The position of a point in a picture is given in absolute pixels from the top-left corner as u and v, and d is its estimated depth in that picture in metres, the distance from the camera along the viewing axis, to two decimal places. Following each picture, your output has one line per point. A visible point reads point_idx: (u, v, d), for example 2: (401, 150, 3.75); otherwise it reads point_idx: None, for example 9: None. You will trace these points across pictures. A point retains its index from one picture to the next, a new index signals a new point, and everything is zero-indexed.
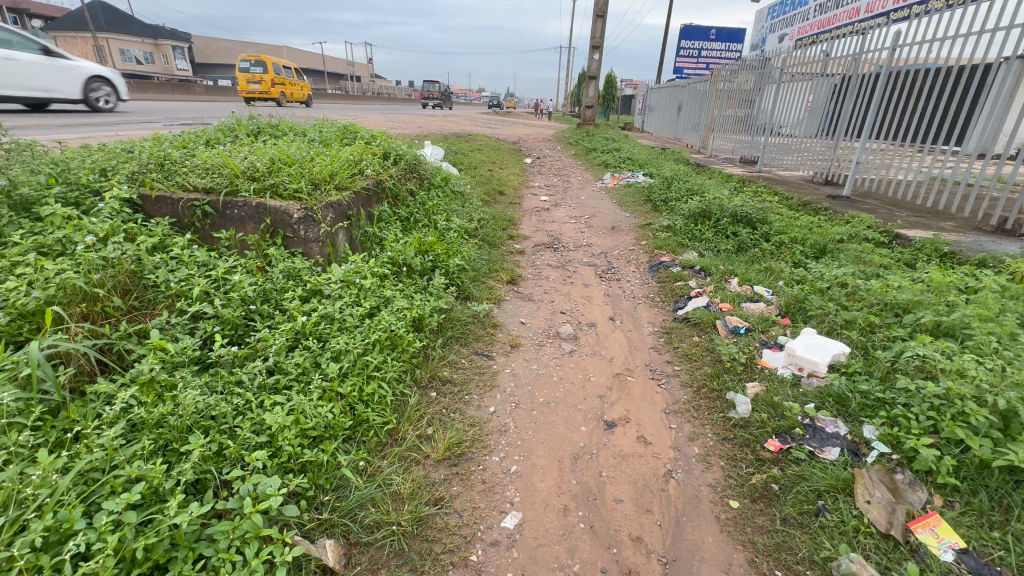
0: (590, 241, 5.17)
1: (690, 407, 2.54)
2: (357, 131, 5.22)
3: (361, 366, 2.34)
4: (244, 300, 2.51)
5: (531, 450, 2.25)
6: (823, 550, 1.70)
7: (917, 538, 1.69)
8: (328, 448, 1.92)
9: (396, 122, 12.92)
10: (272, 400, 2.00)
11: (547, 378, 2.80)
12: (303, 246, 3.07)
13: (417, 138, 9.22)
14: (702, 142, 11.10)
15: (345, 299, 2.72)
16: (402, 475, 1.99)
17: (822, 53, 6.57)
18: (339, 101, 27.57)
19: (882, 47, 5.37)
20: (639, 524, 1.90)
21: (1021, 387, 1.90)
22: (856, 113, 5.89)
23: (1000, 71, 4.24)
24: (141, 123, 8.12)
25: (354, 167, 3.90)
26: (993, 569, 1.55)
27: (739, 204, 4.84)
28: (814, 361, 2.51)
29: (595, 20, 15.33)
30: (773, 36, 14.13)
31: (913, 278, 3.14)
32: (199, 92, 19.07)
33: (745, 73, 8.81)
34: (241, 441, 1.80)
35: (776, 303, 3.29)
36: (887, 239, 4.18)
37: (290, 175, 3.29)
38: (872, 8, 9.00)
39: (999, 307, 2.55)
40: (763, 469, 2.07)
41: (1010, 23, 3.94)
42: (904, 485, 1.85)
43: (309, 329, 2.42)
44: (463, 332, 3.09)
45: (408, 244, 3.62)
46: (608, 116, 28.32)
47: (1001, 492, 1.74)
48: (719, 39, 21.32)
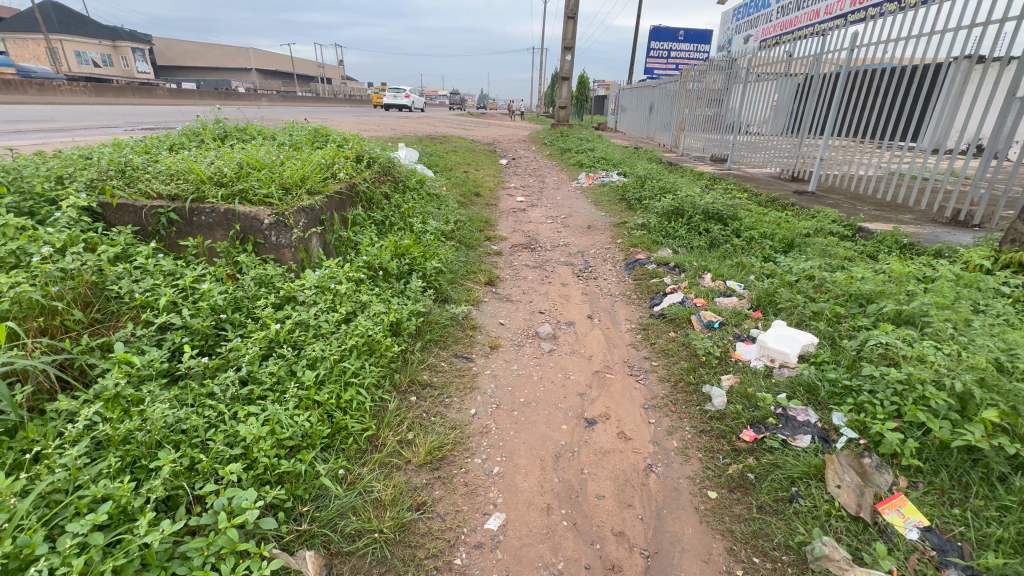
0: (567, 240, 5.21)
1: (667, 401, 2.59)
2: (329, 134, 5.14)
3: (338, 372, 2.30)
4: (214, 310, 2.44)
5: (513, 451, 2.26)
6: (797, 535, 1.76)
7: (885, 518, 1.75)
8: (305, 458, 1.88)
9: (371, 125, 12.77)
10: (246, 412, 1.95)
11: (527, 378, 2.80)
12: (275, 252, 3.00)
13: (391, 140, 9.15)
14: (674, 141, 11.29)
15: (320, 305, 2.68)
16: (384, 482, 1.97)
17: (786, 53, 6.78)
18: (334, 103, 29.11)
19: (842, 48, 5.58)
20: (621, 518, 1.92)
21: (975, 370, 2.01)
22: (819, 111, 6.10)
23: (953, 71, 4.46)
24: (100, 129, 7.74)
25: (326, 170, 3.83)
26: (955, 544, 1.63)
27: (710, 201, 4.97)
28: (784, 352, 2.60)
29: (566, 22, 15.51)
30: (739, 37, 14.50)
31: (875, 269, 3.27)
32: (161, 96, 18.35)
33: (712, 74, 9.02)
34: (214, 454, 1.75)
35: (747, 297, 3.39)
36: (850, 232, 4.35)
37: (259, 180, 3.21)
38: (831, 10, 9.33)
39: (955, 295, 2.69)
40: (739, 459, 2.14)
41: (959, 25, 4.15)
42: (872, 468, 1.92)
43: (283, 337, 2.37)
44: (442, 335, 3.07)
45: (384, 248, 3.60)
46: (581, 116, 28.80)
47: (960, 471, 1.83)
48: (687, 40, 21.86)
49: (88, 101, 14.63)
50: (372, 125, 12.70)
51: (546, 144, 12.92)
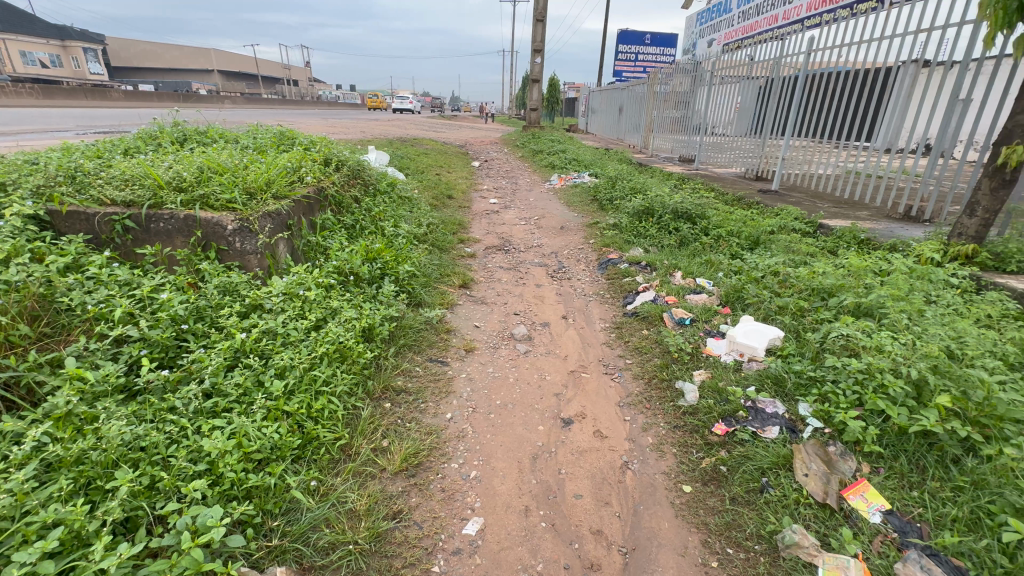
0: (540, 241, 5.24)
1: (642, 398, 2.63)
2: (295, 136, 5.01)
3: (308, 381, 2.24)
4: (174, 320, 2.33)
5: (490, 454, 2.24)
6: (768, 524, 1.80)
7: (849, 504, 1.81)
8: (275, 471, 1.81)
9: (339, 127, 12.55)
10: (210, 425, 1.87)
11: (503, 380, 2.79)
12: (239, 259, 2.90)
13: (360, 143, 9.00)
14: (644, 142, 11.49)
15: (288, 312, 2.60)
16: (358, 492, 1.93)
17: (747, 57, 7.00)
18: (302, 104, 28.74)
19: (800, 52, 5.81)
20: (599, 517, 1.93)
21: (929, 357, 2.11)
22: (780, 112, 6.32)
23: (901, 75, 4.69)
24: (47, 132, 7.34)
25: (293, 173, 3.73)
26: (914, 525, 1.70)
27: (679, 201, 5.08)
28: (753, 346, 2.67)
29: (535, 24, 15.60)
30: (702, 41, 14.91)
31: (835, 264, 3.40)
32: (116, 98, 17.55)
33: (678, 77, 9.24)
34: (176, 472, 1.67)
35: (716, 294, 3.47)
36: (812, 229, 4.52)
37: (221, 185, 3.09)
38: (789, 15, 9.68)
39: (909, 287, 2.82)
40: (712, 452, 2.18)
41: (905, 31, 4.38)
42: (836, 456, 1.99)
43: (250, 346, 2.29)
44: (417, 339, 3.03)
45: (355, 252, 3.53)
46: (552, 118, 29.04)
47: (918, 455, 1.91)
48: (653, 44, 22.34)
49: (36, 104, 13.80)
50: (341, 127, 12.43)
51: (518, 146, 12.95)
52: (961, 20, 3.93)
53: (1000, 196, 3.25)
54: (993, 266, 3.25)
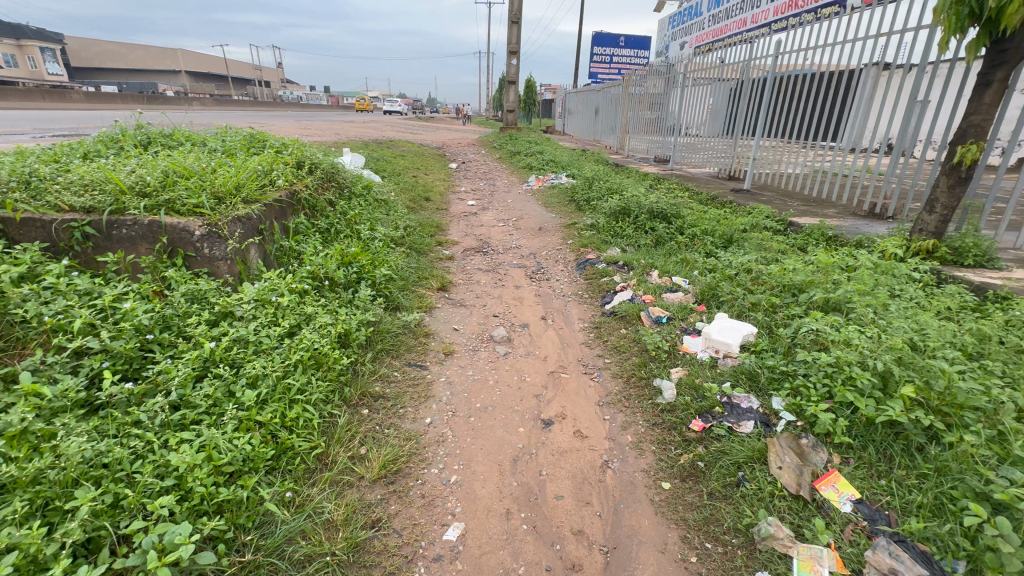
0: (519, 242, 5.24)
1: (621, 397, 2.65)
2: (265, 139, 4.90)
3: (281, 389, 2.19)
4: (138, 330, 2.24)
5: (470, 458, 2.23)
6: (745, 518, 1.83)
7: (821, 494, 1.86)
8: (247, 484, 1.76)
9: (313, 129, 12.35)
10: (178, 439, 1.81)
11: (482, 383, 2.78)
12: (208, 265, 2.82)
13: (335, 146, 8.86)
14: (620, 143, 11.62)
15: (260, 319, 2.54)
16: (335, 501, 1.89)
17: (718, 59, 7.15)
18: (274, 106, 28.23)
19: (768, 55, 5.96)
20: (580, 517, 1.94)
21: (894, 350, 2.18)
22: (750, 114, 6.48)
23: (863, 77, 4.86)
24: (0, 135, 7.02)
25: (264, 177, 3.64)
26: (883, 513, 1.75)
27: (654, 201, 5.15)
28: (727, 343, 2.72)
29: (510, 26, 15.64)
30: (675, 43, 15.19)
31: (805, 261, 3.49)
32: (76, 100, 16.89)
33: (652, 79, 9.38)
34: (142, 488, 1.61)
35: (692, 292, 3.53)
36: (782, 227, 4.64)
37: (188, 189, 3.00)
38: (757, 19, 9.93)
39: (874, 282, 2.92)
40: (689, 449, 2.21)
41: (867, 34, 4.54)
42: (809, 448, 2.04)
43: (219, 355, 2.22)
44: (395, 343, 2.99)
45: (330, 257, 3.46)
46: (529, 120, 29.16)
47: (885, 444, 1.97)
48: (628, 46, 22.65)
49: None
50: (315, 130, 12.21)
51: (496, 147, 12.95)
52: (917, 25, 4.10)
53: (957, 193, 3.39)
54: (952, 260, 3.40)
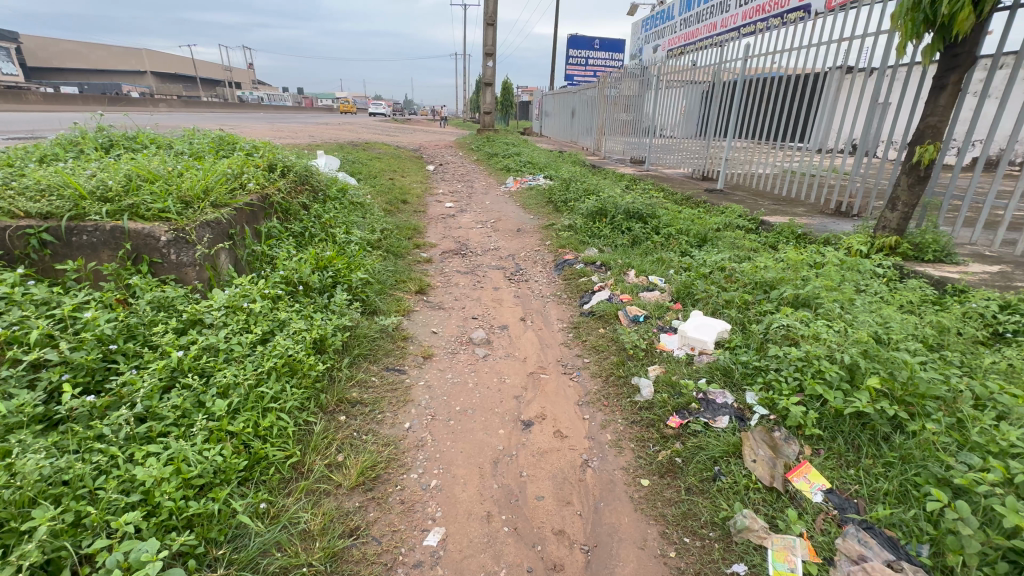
0: (497, 244, 5.24)
1: (600, 396, 2.67)
2: (235, 141, 4.77)
3: (254, 398, 2.13)
4: (101, 340, 2.15)
5: (450, 462, 2.21)
6: (721, 511, 1.87)
7: (794, 486, 1.91)
8: (219, 496, 1.71)
9: (285, 131, 12.10)
10: (145, 452, 1.75)
11: (462, 386, 2.77)
12: (175, 272, 2.73)
13: (309, 149, 8.70)
14: (596, 145, 11.74)
15: (231, 326, 2.47)
16: (312, 511, 1.85)
17: (690, 62, 7.30)
18: (246, 108, 27.63)
19: (738, 59, 6.12)
20: (561, 517, 1.94)
21: (859, 343, 2.26)
22: (722, 115, 6.63)
23: (828, 80, 5.03)
24: None
25: (233, 180, 3.55)
26: (852, 501, 1.81)
27: (630, 201, 5.21)
28: (702, 340, 2.78)
29: (486, 28, 15.63)
30: (648, 46, 15.42)
31: (776, 258, 3.58)
32: (32, 101, 16.17)
33: (626, 82, 9.51)
34: (106, 505, 1.55)
35: (668, 290, 3.58)
36: (754, 226, 4.75)
37: (153, 194, 2.90)
38: (727, 23, 10.17)
39: (841, 278, 3.02)
40: (667, 445, 2.25)
41: (831, 39, 4.70)
42: (781, 441, 2.09)
43: (188, 365, 2.15)
44: (372, 348, 2.95)
45: (304, 261, 3.40)
46: (506, 121, 29.21)
47: (853, 435, 2.03)
48: (602, 48, 22.93)
49: None
50: (289, 133, 11.96)
51: (473, 149, 12.93)
52: (877, 30, 4.26)
53: (916, 191, 3.53)
54: (914, 256, 3.54)
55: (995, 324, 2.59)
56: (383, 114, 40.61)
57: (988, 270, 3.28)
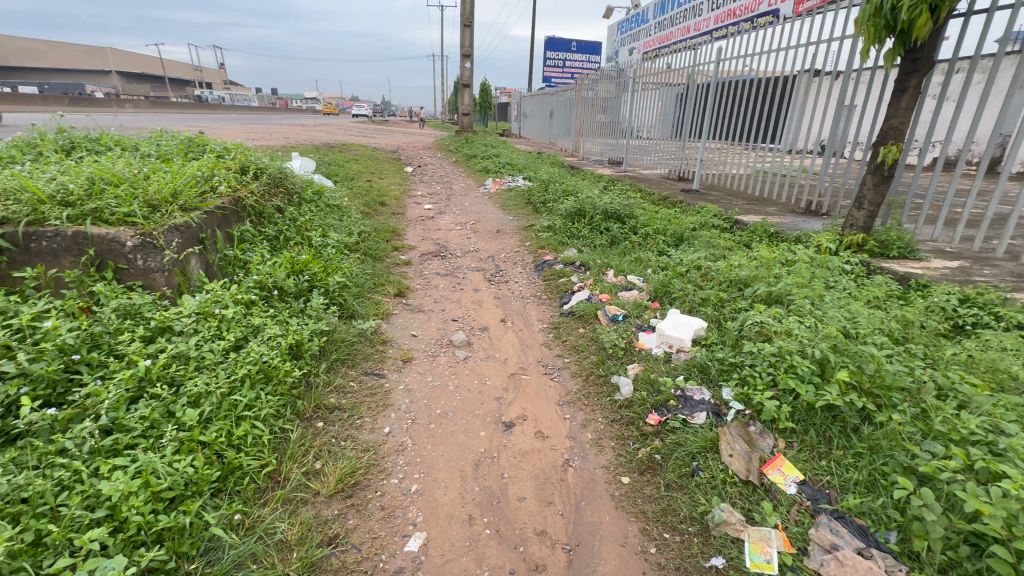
0: (477, 245, 5.23)
1: (580, 395, 2.68)
2: (205, 143, 4.65)
3: (227, 406, 2.08)
4: (62, 350, 2.06)
5: (431, 465, 2.19)
6: (699, 506, 1.90)
7: (769, 478, 1.95)
8: (190, 509, 1.66)
9: (258, 133, 11.85)
10: (111, 466, 1.68)
11: (442, 389, 2.75)
12: (142, 278, 2.64)
13: (284, 150, 8.52)
14: (574, 146, 11.83)
15: (202, 333, 2.40)
16: (289, 520, 1.81)
17: (665, 65, 7.42)
18: (217, 109, 26.95)
19: (711, 62, 6.25)
20: (543, 517, 1.95)
21: (829, 338, 2.33)
22: (697, 117, 6.77)
23: (797, 83, 5.19)
24: None
25: (203, 183, 3.45)
26: (824, 492, 1.86)
27: (608, 202, 5.27)
28: (680, 337, 2.82)
29: (463, 30, 15.61)
30: (624, 49, 15.63)
31: (749, 257, 3.67)
32: None
33: (603, 84, 9.62)
34: (69, 522, 1.49)
35: (646, 290, 3.63)
36: (729, 225, 4.85)
37: (117, 198, 2.80)
38: (699, 27, 10.39)
39: (811, 275, 3.11)
40: (647, 442, 2.27)
41: (800, 43, 4.85)
42: (756, 435, 2.14)
43: (157, 374, 2.08)
44: (350, 353, 2.91)
45: (279, 265, 3.33)
46: (484, 122, 29.16)
47: (824, 427, 2.09)
48: (579, 51, 23.15)
49: None
50: (263, 134, 11.71)
51: (451, 151, 12.88)
52: (841, 35, 4.42)
53: (881, 191, 3.67)
54: (880, 253, 3.67)
55: (956, 318, 2.70)
56: (360, 115, 40.12)
57: (948, 265, 3.42)
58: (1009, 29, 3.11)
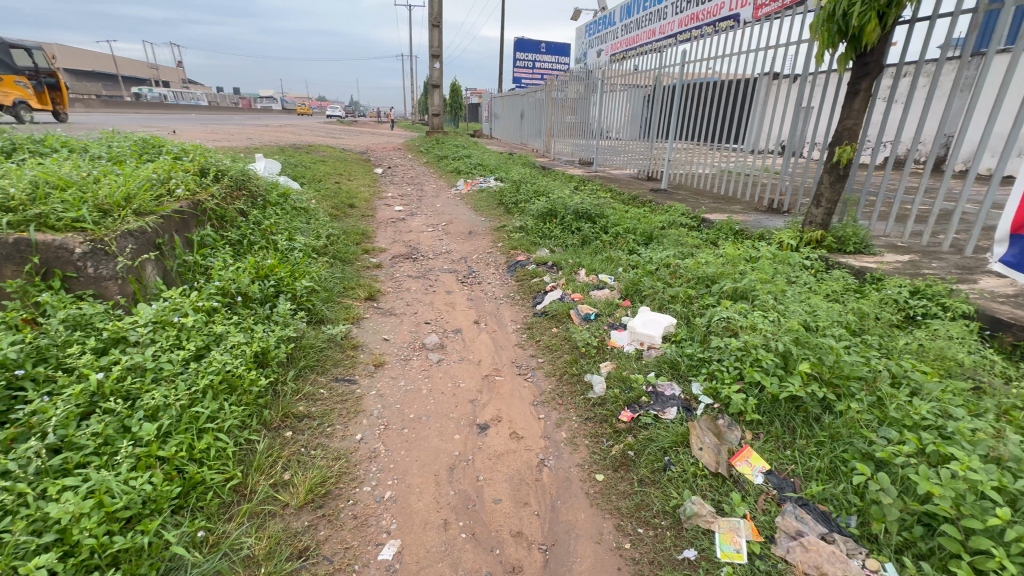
0: (449, 247, 5.19)
1: (554, 395, 2.70)
2: (161, 145, 4.45)
3: (188, 419, 1.99)
4: (4, 366, 1.94)
5: (405, 471, 2.16)
6: (672, 500, 1.94)
7: (737, 470, 2.00)
8: (149, 528, 1.58)
9: (220, 134, 11.47)
10: (60, 487, 1.59)
11: (415, 393, 2.71)
12: (94, 287, 2.50)
13: (247, 152, 8.26)
14: (546, 147, 11.90)
15: (160, 343, 2.29)
16: (256, 534, 1.75)
17: (632, 67, 7.56)
18: (175, 109, 25.98)
19: (676, 64, 6.41)
20: (518, 518, 1.94)
21: (791, 331, 2.41)
22: (664, 118, 6.92)
23: (757, 86, 5.37)
24: None
25: (159, 186, 3.30)
26: (789, 481, 1.92)
27: (579, 202, 5.32)
28: (650, 335, 2.87)
29: (431, 30, 15.50)
30: (592, 51, 15.83)
31: (716, 254, 3.77)
32: None
33: (572, 86, 9.73)
34: (12, 549, 1.39)
35: (617, 288, 3.67)
36: (696, 223, 4.97)
37: (64, 202, 2.65)
38: (664, 30, 10.62)
39: (774, 271, 3.22)
40: (620, 439, 2.30)
41: (759, 47, 5.02)
42: (725, 427, 2.19)
43: (110, 388, 1.97)
44: (320, 359, 2.84)
45: (242, 270, 3.21)
46: (455, 123, 28.99)
47: (788, 418, 2.16)
48: (549, 52, 23.32)
49: None
50: (224, 135, 11.31)
51: (422, 151, 12.75)
52: (797, 40, 4.60)
53: (837, 189, 3.83)
54: (837, 248, 3.83)
55: (907, 309, 2.84)
56: (328, 115, 39.36)
57: (900, 259, 3.59)
58: (949, 35, 3.30)
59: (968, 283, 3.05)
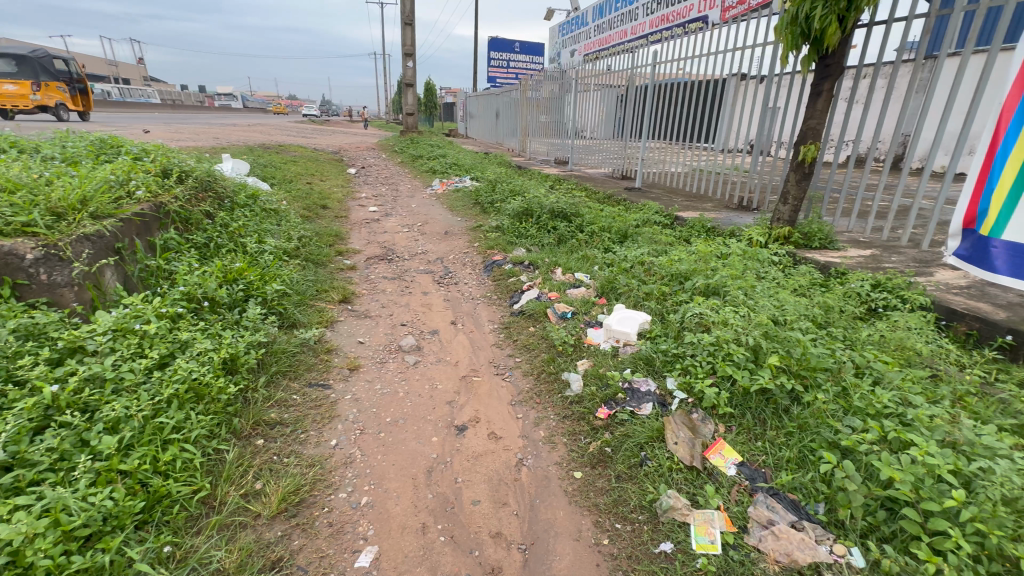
0: (425, 247, 5.14)
1: (532, 394, 2.70)
2: (120, 145, 4.27)
3: (152, 430, 1.92)
4: None
5: (382, 476, 2.12)
6: (648, 494, 1.96)
7: (711, 462, 2.04)
8: (110, 545, 1.52)
9: (184, 133, 11.08)
10: (11, 506, 1.50)
11: (392, 396, 2.67)
12: (48, 294, 2.38)
13: (213, 152, 8.00)
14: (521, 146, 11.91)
15: (120, 352, 2.19)
16: (226, 547, 1.70)
17: (605, 67, 7.64)
18: (136, 107, 24.98)
19: (647, 65, 6.51)
20: (497, 519, 1.94)
21: (760, 325, 2.48)
22: (637, 118, 7.02)
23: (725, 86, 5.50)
24: None
25: (119, 188, 3.17)
26: (760, 471, 1.97)
27: (554, 201, 5.34)
28: (626, 332, 2.91)
29: (403, 28, 15.34)
30: (565, 51, 15.94)
31: (689, 251, 3.84)
32: None
33: (547, 85, 9.78)
34: None
35: (593, 286, 3.71)
36: (670, 221, 5.05)
37: (13, 206, 2.52)
38: (636, 31, 10.78)
39: (744, 268, 3.30)
40: (597, 436, 2.32)
41: (726, 49, 5.14)
42: (699, 421, 2.23)
43: (66, 400, 1.88)
44: (292, 364, 2.77)
45: (209, 274, 3.11)
46: (429, 122, 28.77)
47: (759, 410, 2.21)
48: (523, 51, 23.37)
49: None
50: (189, 135, 10.93)
51: (397, 151, 12.60)
52: (762, 42, 4.74)
53: (803, 186, 3.95)
54: (804, 244, 3.95)
55: (870, 301, 2.95)
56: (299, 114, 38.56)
57: (862, 253, 3.73)
58: (904, 39, 3.44)
59: (925, 276, 3.19)
